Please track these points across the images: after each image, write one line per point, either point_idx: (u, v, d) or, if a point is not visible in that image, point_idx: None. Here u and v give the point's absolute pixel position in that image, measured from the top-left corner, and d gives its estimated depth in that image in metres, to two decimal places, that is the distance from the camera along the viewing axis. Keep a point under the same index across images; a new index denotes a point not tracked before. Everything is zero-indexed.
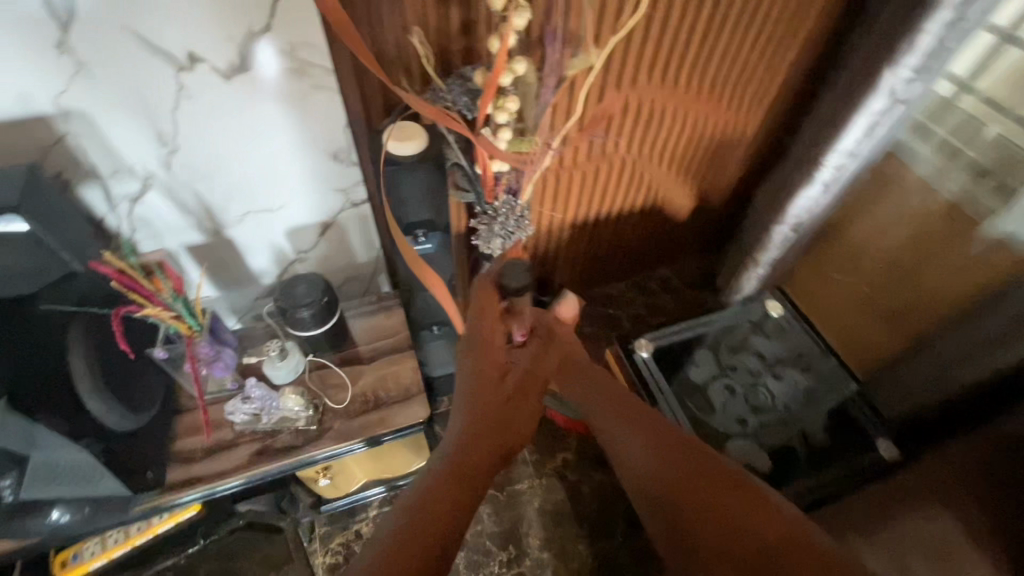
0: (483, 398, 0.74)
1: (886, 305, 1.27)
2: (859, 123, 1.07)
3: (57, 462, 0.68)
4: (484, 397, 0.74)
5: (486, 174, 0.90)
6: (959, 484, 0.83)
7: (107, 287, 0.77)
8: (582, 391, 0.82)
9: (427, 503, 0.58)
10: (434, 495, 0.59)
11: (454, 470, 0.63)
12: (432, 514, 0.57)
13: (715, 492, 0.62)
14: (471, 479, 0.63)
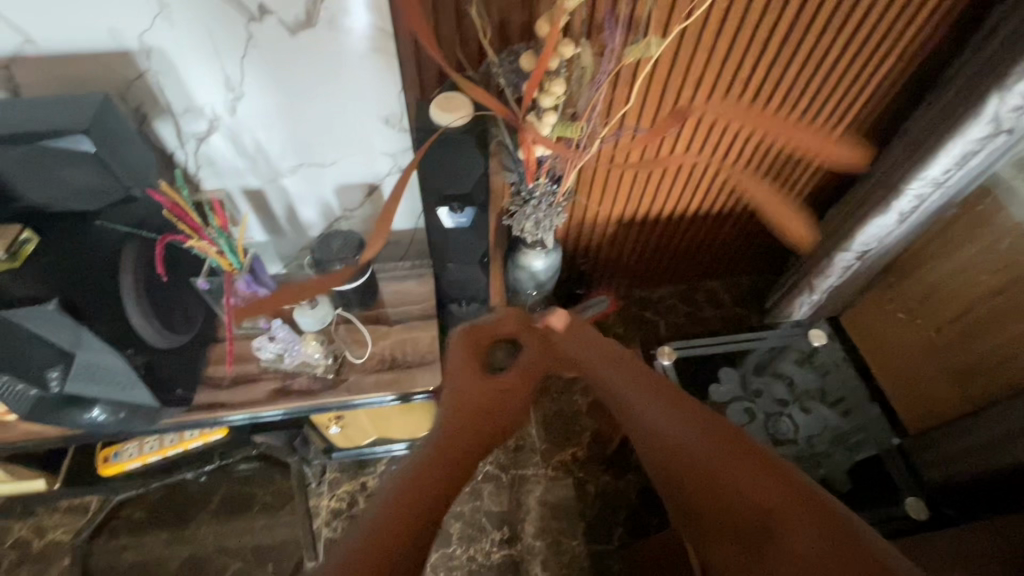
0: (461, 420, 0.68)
1: (953, 359, 1.13)
2: (950, 151, 0.96)
3: (100, 364, 0.75)
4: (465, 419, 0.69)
5: (530, 160, 0.88)
6: (995, 565, 0.74)
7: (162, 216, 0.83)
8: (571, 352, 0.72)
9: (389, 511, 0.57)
10: (395, 507, 0.58)
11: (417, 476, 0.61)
12: (386, 533, 0.55)
13: (722, 454, 0.58)
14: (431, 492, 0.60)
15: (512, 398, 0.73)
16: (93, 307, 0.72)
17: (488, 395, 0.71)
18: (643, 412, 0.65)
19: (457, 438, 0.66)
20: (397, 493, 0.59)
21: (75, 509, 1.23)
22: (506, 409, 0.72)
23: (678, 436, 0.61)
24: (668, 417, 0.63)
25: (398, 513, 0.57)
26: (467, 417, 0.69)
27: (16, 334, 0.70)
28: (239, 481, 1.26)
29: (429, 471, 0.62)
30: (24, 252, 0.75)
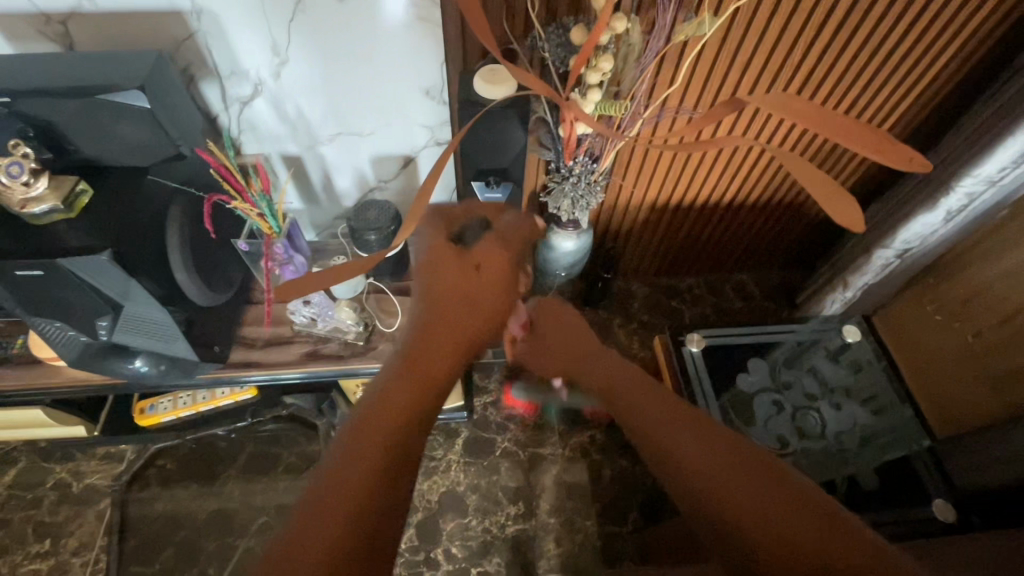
0: (444, 300, 0.69)
1: (992, 365, 1.09)
2: (1010, 147, 0.94)
3: (144, 315, 0.77)
4: (447, 294, 0.70)
5: (569, 138, 0.87)
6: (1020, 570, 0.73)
7: (206, 175, 0.84)
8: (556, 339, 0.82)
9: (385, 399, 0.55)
10: (402, 389, 0.56)
11: (416, 365, 0.60)
12: (393, 413, 0.53)
13: (723, 456, 0.56)
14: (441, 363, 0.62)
15: (489, 282, 0.73)
16: (140, 259, 0.73)
17: (462, 267, 0.72)
18: (638, 413, 0.63)
19: (450, 308, 0.68)
20: (397, 384, 0.57)
21: (110, 457, 1.29)
22: (479, 284, 0.72)
23: (681, 447, 0.57)
24: (670, 426, 0.60)
25: (407, 389, 0.57)
26: (454, 293, 0.70)
27: (65, 283, 0.70)
28: (265, 442, 1.30)
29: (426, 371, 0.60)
30: (81, 204, 0.73)
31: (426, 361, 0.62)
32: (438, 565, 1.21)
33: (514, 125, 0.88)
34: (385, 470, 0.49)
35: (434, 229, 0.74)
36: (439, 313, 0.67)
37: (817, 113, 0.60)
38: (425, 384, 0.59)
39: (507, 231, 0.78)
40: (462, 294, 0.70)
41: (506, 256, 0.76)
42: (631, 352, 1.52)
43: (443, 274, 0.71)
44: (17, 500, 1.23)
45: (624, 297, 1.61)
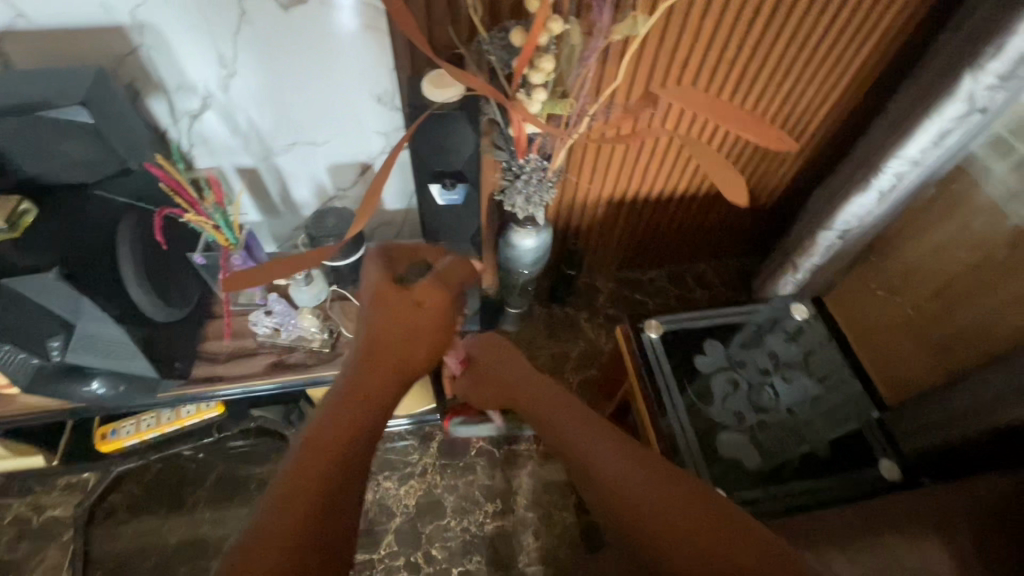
0: (386, 332, 0.69)
1: (935, 333, 1.17)
2: (929, 129, 1.02)
3: (100, 336, 0.76)
4: (388, 329, 0.69)
5: (520, 136, 0.91)
6: (957, 516, 0.79)
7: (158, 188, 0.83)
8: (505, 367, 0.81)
9: (322, 427, 0.55)
10: (338, 422, 0.56)
11: (350, 399, 0.59)
12: (329, 445, 0.53)
13: (669, 493, 0.56)
14: (375, 402, 0.60)
15: (433, 313, 0.73)
16: (91, 276, 0.72)
17: (404, 302, 0.72)
18: (591, 448, 0.62)
19: (388, 340, 0.69)
20: (329, 419, 0.56)
21: (72, 487, 1.25)
22: (425, 319, 0.72)
23: (627, 483, 0.57)
24: (616, 461, 0.60)
25: (337, 433, 0.55)
26: (392, 325, 0.70)
27: (13, 306, 0.68)
28: (235, 459, 1.28)
29: (361, 405, 0.59)
30: (25, 223, 0.71)
31: (361, 397, 0.60)
32: (419, 569, 1.21)
33: (466, 129, 0.90)
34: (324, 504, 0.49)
35: (377, 265, 0.76)
36: (379, 349, 0.67)
37: (723, 111, 0.80)
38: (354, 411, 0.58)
39: (446, 270, 0.78)
40: (400, 329, 0.70)
41: (448, 286, 0.77)
42: (599, 345, 1.56)
43: (384, 309, 0.71)
44: None
45: (589, 292, 1.65)
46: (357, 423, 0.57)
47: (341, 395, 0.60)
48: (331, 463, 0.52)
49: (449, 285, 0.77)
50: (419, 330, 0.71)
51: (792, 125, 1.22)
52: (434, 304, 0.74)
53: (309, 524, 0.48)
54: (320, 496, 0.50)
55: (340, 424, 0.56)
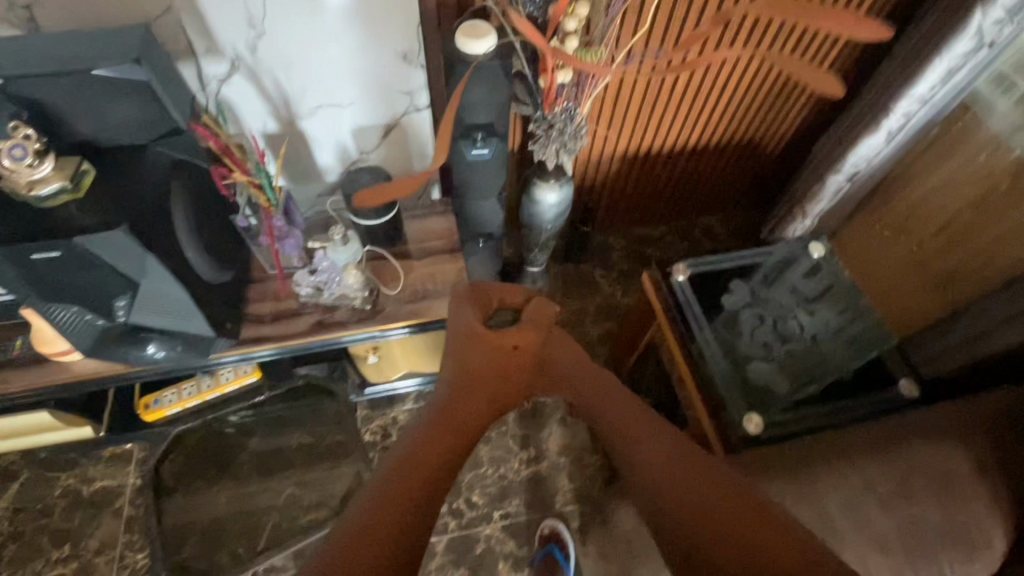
0: (475, 372, 0.79)
1: (934, 269, 1.23)
2: (939, 67, 1.07)
3: (163, 294, 0.79)
4: (473, 368, 0.79)
5: (550, 87, 0.93)
6: (974, 422, 0.86)
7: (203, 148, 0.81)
8: (573, 357, 0.82)
9: (417, 447, 0.69)
10: (430, 436, 0.70)
11: (438, 422, 0.73)
12: (423, 463, 0.67)
13: (723, 506, 0.62)
14: (457, 429, 0.73)
15: (520, 354, 0.81)
16: (155, 235, 0.73)
17: (500, 344, 0.79)
18: (651, 472, 0.68)
19: (470, 369, 0.78)
20: (423, 436, 0.70)
21: (116, 458, 1.28)
22: (511, 364, 0.81)
23: (687, 499, 0.64)
24: (682, 485, 0.65)
25: (429, 450, 0.69)
26: (473, 359, 0.79)
27: (82, 266, 0.70)
28: (274, 423, 1.31)
29: (449, 429, 0.72)
30: (87, 184, 0.72)
31: (447, 427, 0.72)
32: (462, 514, 1.27)
33: (501, 80, 0.93)
34: (417, 509, 0.63)
35: (467, 307, 0.81)
36: (461, 377, 0.78)
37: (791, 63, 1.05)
38: (453, 431, 0.72)
39: (534, 314, 0.83)
40: (480, 362, 0.79)
41: (536, 329, 0.82)
42: (615, 299, 1.60)
43: (471, 348, 0.79)
44: (25, 513, 1.22)
45: (603, 250, 1.69)
46: (444, 446, 0.70)
47: (433, 421, 0.73)
48: (423, 479, 0.65)
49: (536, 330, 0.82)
50: (506, 364, 0.80)
51: (802, 70, 1.25)
52: (522, 342, 0.81)
53: (403, 528, 0.61)
54: (407, 516, 0.62)
55: (428, 446, 0.69)
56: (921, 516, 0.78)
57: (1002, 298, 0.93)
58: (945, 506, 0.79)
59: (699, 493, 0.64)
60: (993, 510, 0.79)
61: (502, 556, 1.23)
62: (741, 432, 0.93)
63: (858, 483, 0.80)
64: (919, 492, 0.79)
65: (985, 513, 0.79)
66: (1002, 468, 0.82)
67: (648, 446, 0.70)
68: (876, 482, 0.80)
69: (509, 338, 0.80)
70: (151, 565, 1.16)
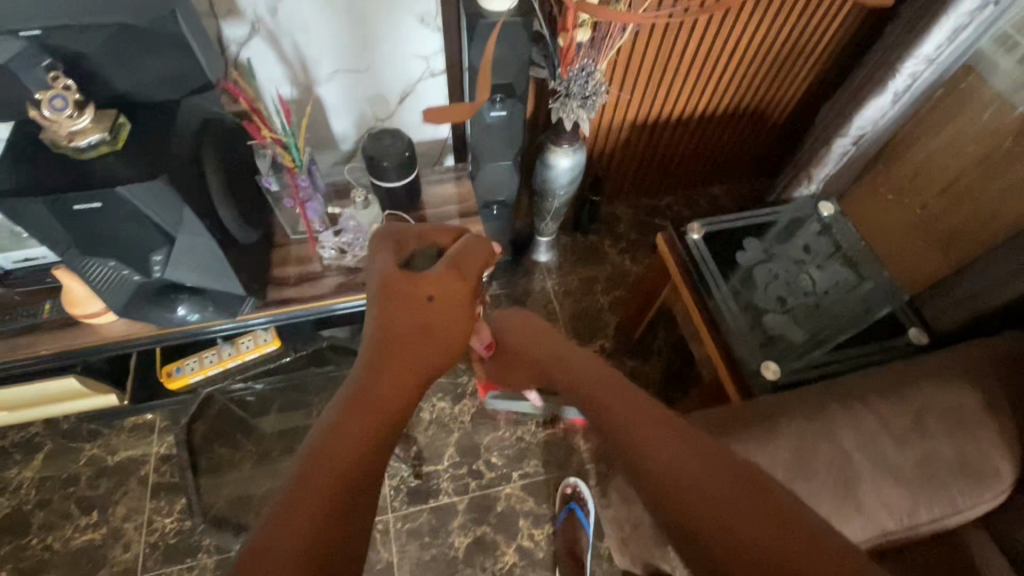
0: (402, 332, 0.62)
1: (938, 228, 1.24)
2: (944, 27, 1.09)
3: (197, 248, 0.80)
4: (402, 330, 0.62)
5: (569, 43, 0.95)
6: (983, 364, 0.89)
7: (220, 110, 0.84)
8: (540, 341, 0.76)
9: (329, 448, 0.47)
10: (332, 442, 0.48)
11: (358, 399, 0.52)
12: (348, 451, 0.47)
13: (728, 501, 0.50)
14: (385, 417, 0.52)
15: (454, 301, 0.68)
16: (189, 188, 0.74)
17: (415, 295, 0.66)
18: (638, 439, 0.57)
19: (403, 331, 0.62)
20: (340, 425, 0.49)
21: (139, 428, 1.30)
22: (442, 317, 0.66)
23: (679, 475, 0.53)
24: (672, 456, 0.55)
25: (356, 435, 0.49)
26: (406, 318, 0.63)
27: (121, 218, 0.72)
28: (294, 390, 1.32)
29: (381, 396, 0.54)
30: (124, 136, 0.73)
31: (370, 412, 0.51)
32: (481, 475, 1.30)
33: (523, 40, 0.94)
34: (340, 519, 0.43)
35: (383, 250, 0.72)
36: (393, 345, 0.60)
37: None
38: (381, 416, 0.52)
39: (461, 254, 0.74)
40: (414, 322, 0.63)
41: (462, 273, 0.71)
42: (625, 268, 1.62)
43: (398, 309, 0.64)
44: (51, 481, 1.23)
45: (611, 220, 1.71)
46: (366, 454, 0.48)
47: (338, 422, 0.50)
48: (355, 466, 0.46)
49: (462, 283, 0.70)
50: (443, 321, 0.65)
51: (810, 33, 1.27)
52: (452, 290, 0.69)
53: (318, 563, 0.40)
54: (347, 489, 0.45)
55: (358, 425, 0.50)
56: (934, 452, 0.81)
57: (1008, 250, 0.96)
58: (956, 442, 0.82)
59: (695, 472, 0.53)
60: (1002, 444, 0.82)
61: (521, 513, 1.26)
62: (760, 379, 0.96)
63: (874, 421, 0.83)
64: (932, 429, 0.82)
65: (994, 447, 0.82)
66: (1010, 407, 0.85)
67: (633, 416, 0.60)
68: (891, 421, 0.83)
69: (434, 290, 0.67)
70: (180, 528, 1.18)
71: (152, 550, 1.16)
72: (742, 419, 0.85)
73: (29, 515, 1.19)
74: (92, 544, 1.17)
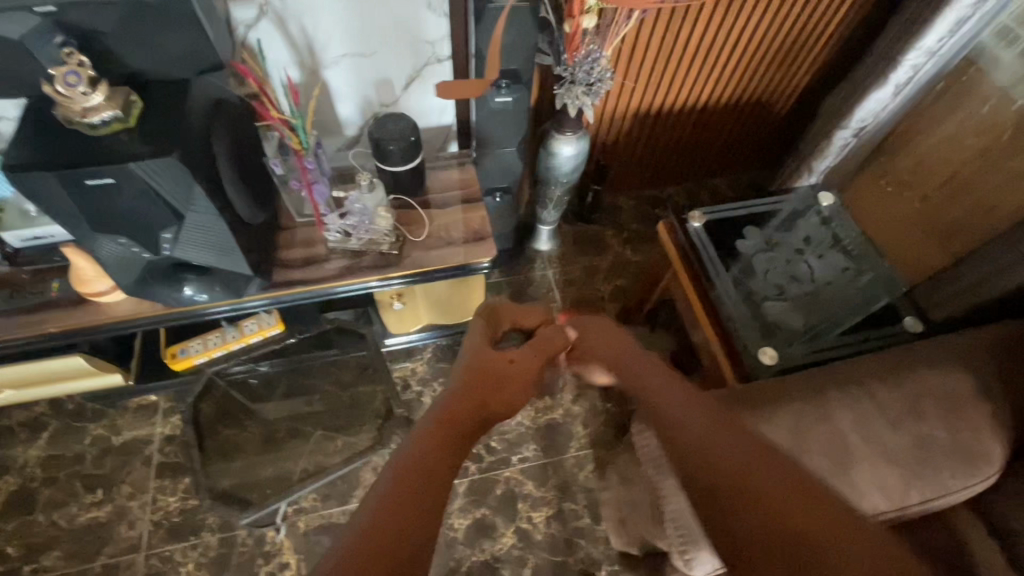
0: (476, 376, 0.76)
1: (936, 219, 1.26)
2: (947, 18, 1.10)
3: (208, 227, 0.82)
4: (482, 377, 0.76)
5: (575, 30, 0.95)
6: (978, 349, 0.90)
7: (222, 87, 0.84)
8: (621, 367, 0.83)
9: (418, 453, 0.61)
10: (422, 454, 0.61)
11: (440, 426, 0.66)
12: (429, 458, 0.60)
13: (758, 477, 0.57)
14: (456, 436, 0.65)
15: (522, 373, 0.80)
16: (199, 164, 0.75)
17: (499, 359, 0.79)
18: (693, 421, 0.67)
19: (482, 381, 0.76)
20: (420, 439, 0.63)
21: (144, 409, 1.31)
22: (510, 377, 0.79)
23: (716, 447, 0.62)
24: (713, 433, 0.64)
25: (433, 448, 0.62)
26: (484, 371, 0.78)
27: (134, 193, 0.73)
28: (297, 373, 1.34)
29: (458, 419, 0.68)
30: (137, 114, 0.74)
31: (444, 430, 0.65)
32: (482, 459, 1.32)
33: (530, 23, 0.94)
34: (420, 501, 0.56)
35: (479, 323, 0.86)
36: (471, 387, 0.74)
37: None
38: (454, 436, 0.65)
39: (544, 343, 0.86)
40: (489, 380, 0.76)
41: (539, 354, 0.84)
42: (626, 258, 1.63)
43: (483, 362, 0.79)
44: (57, 460, 1.24)
45: (613, 210, 1.72)
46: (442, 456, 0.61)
47: (429, 426, 0.66)
48: (432, 471, 0.59)
49: (542, 354, 0.84)
50: (514, 380, 0.78)
51: (812, 26, 1.29)
52: (528, 363, 0.82)
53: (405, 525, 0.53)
54: (428, 483, 0.57)
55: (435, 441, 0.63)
56: (927, 433, 0.83)
57: (1004, 240, 0.97)
58: (950, 425, 0.84)
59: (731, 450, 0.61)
60: (993, 427, 0.84)
61: (521, 496, 1.28)
62: (755, 362, 0.98)
63: (869, 404, 0.85)
64: (925, 412, 0.84)
65: (985, 429, 0.84)
66: (1004, 393, 0.86)
67: (692, 406, 0.70)
68: (886, 404, 0.85)
69: (512, 355, 0.81)
70: (184, 507, 1.20)
71: (156, 528, 1.18)
72: (741, 401, 0.86)
73: (34, 493, 1.21)
74: (97, 522, 1.18)
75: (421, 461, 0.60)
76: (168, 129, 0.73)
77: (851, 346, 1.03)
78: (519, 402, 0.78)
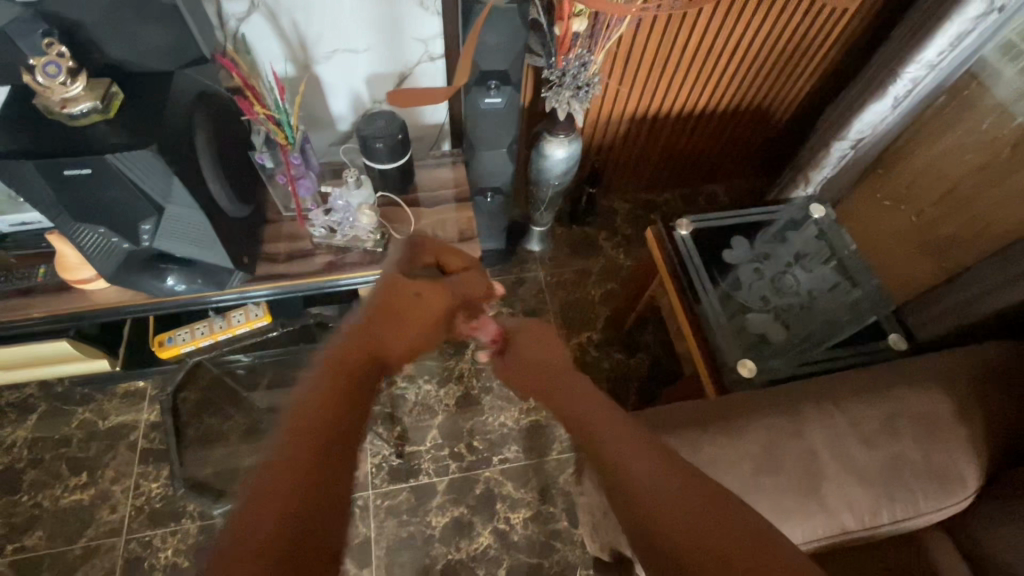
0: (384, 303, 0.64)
1: (930, 235, 1.25)
2: (949, 31, 1.08)
3: (186, 219, 0.82)
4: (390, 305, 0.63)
5: (565, 33, 0.95)
6: (959, 370, 0.89)
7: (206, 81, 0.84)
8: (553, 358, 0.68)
9: (309, 413, 0.50)
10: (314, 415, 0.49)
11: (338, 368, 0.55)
12: (316, 423, 0.49)
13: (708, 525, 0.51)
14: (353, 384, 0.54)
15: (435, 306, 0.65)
16: (178, 158, 0.76)
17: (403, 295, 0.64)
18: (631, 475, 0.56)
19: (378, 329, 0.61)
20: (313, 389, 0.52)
21: (131, 395, 1.33)
22: (419, 309, 0.64)
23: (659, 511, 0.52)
24: (657, 488, 0.54)
25: (319, 407, 0.50)
26: (389, 309, 0.63)
27: (110, 183, 0.73)
28: (283, 365, 1.35)
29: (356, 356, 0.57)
30: (117, 105, 0.74)
31: (339, 378, 0.54)
32: (463, 458, 1.33)
33: (519, 24, 0.93)
34: (312, 479, 0.45)
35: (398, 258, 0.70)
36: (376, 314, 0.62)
37: None
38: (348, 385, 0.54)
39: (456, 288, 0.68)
40: (394, 318, 0.62)
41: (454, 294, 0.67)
42: (619, 261, 1.62)
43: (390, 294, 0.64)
44: (44, 442, 1.26)
45: (607, 212, 1.71)
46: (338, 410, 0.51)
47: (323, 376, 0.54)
48: (317, 434, 0.48)
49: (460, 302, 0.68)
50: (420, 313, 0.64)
51: (812, 36, 1.27)
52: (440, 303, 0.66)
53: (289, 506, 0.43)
54: (318, 451, 0.47)
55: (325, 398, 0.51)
56: (901, 453, 0.82)
57: (994, 260, 0.95)
58: (924, 446, 0.83)
59: (673, 487, 0.54)
60: (970, 450, 0.83)
61: (499, 497, 1.28)
62: (734, 375, 0.97)
63: (843, 421, 0.84)
64: (900, 432, 0.83)
65: (961, 452, 0.83)
66: (981, 416, 0.85)
67: (628, 454, 0.58)
68: (861, 422, 0.84)
69: (420, 290, 0.65)
70: (165, 494, 1.21)
71: (138, 513, 1.19)
72: (715, 412, 0.86)
73: (20, 473, 1.22)
74: (79, 504, 1.20)
75: (309, 420, 0.49)
76: (146, 123, 0.73)
77: (834, 362, 1.02)
78: (424, 341, 0.64)
